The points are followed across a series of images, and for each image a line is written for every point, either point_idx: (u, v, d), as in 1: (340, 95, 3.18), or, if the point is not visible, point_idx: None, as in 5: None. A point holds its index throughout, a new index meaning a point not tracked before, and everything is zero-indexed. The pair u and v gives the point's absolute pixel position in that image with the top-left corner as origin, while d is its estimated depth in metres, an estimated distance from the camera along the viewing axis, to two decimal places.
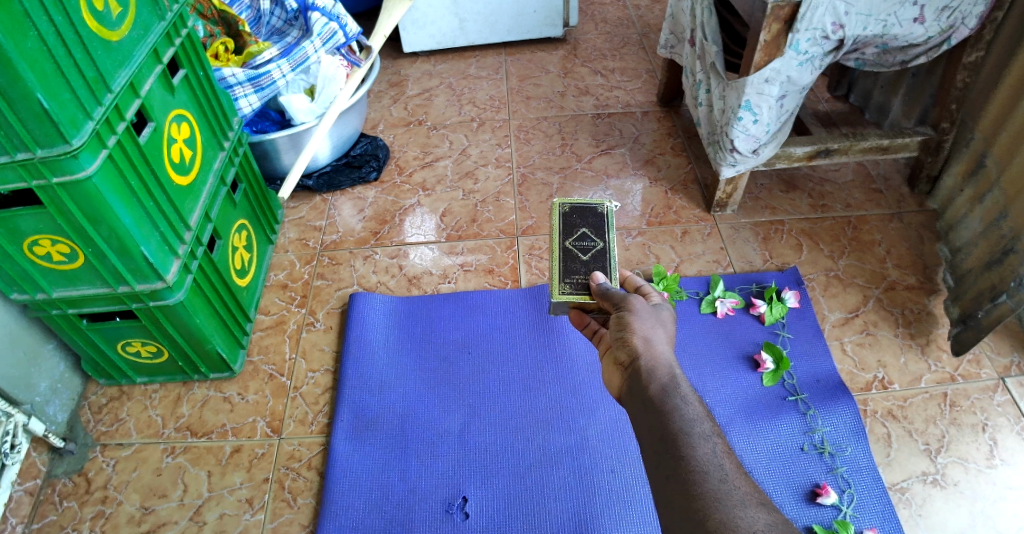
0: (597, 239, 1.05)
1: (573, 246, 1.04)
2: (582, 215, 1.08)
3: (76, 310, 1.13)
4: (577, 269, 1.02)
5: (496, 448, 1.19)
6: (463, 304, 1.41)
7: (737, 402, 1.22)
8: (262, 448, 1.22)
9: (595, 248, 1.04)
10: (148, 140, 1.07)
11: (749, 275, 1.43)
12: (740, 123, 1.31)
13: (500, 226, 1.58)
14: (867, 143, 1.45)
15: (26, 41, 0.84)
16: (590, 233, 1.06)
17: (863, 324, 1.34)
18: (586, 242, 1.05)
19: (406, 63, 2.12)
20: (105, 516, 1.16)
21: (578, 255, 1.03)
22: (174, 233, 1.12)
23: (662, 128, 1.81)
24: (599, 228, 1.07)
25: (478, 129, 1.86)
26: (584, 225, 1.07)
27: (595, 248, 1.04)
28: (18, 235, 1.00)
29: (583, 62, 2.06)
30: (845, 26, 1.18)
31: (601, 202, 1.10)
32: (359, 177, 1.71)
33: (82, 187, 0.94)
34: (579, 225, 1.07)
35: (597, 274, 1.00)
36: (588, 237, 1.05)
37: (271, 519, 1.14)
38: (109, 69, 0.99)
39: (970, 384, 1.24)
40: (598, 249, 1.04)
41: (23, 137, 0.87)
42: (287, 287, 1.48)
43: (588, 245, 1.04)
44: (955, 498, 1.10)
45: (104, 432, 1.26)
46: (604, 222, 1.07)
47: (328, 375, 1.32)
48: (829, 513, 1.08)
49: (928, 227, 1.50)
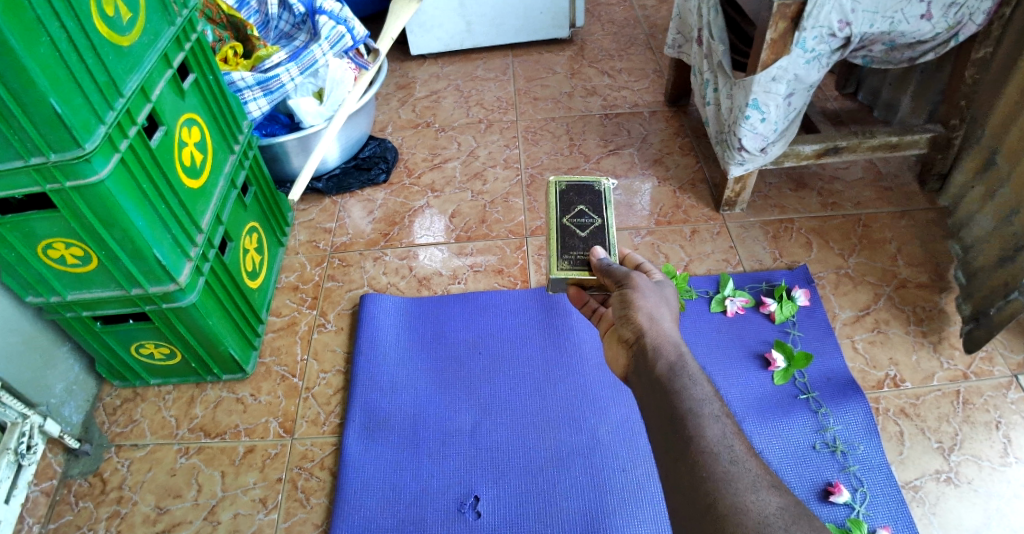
0: (594, 217, 1.06)
1: (571, 223, 1.05)
2: (580, 193, 1.09)
3: (91, 313, 1.14)
4: (575, 245, 1.02)
5: (506, 447, 1.19)
6: (472, 304, 1.42)
7: (748, 401, 1.22)
8: (275, 448, 1.23)
9: (594, 225, 1.05)
10: (159, 144, 1.08)
11: (759, 274, 1.43)
12: (748, 121, 1.31)
13: (509, 226, 1.59)
14: (876, 140, 1.44)
15: (40, 48, 0.85)
16: (588, 210, 1.07)
17: (874, 321, 1.34)
18: (585, 219, 1.05)
19: (414, 66, 2.14)
20: (120, 515, 1.17)
21: (577, 232, 1.04)
22: (186, 236, 1.13)
23: (671, 127, 1.81)
24: (597, 204, 1.08)
25: (487, 130, 1.86)
26: (582, 202, 1.08)
27: (594, 225, 1.05)
28: (32, 239, 1.01)
29: (591, 63, 2.06)
30: (852, 24, 1.18)
31: (597, 180, 1.11)
32: (369, 180, 1.72)
33: (95, 191, 0.95)
34: (577, 202, 1.08)
35: (597, 249, 1.00)
36: (586, 214, 1.06)
37: (284, 519, 1.15)
38: (121, 75, 1.00)
39: (982, 381, 1.23)
40: (596, 226, 1.05)
41: (37, 141, 0.89)
42: (299, 289, 1.49)
43: (586, 222, 1.05)
44: (968, 496, 1.10)
45: (119, 432, 1.27)
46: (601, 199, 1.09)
47: (339, 376, 1.33)
48: (843, 511, 1.08)
49: (940, 223, 1.50)
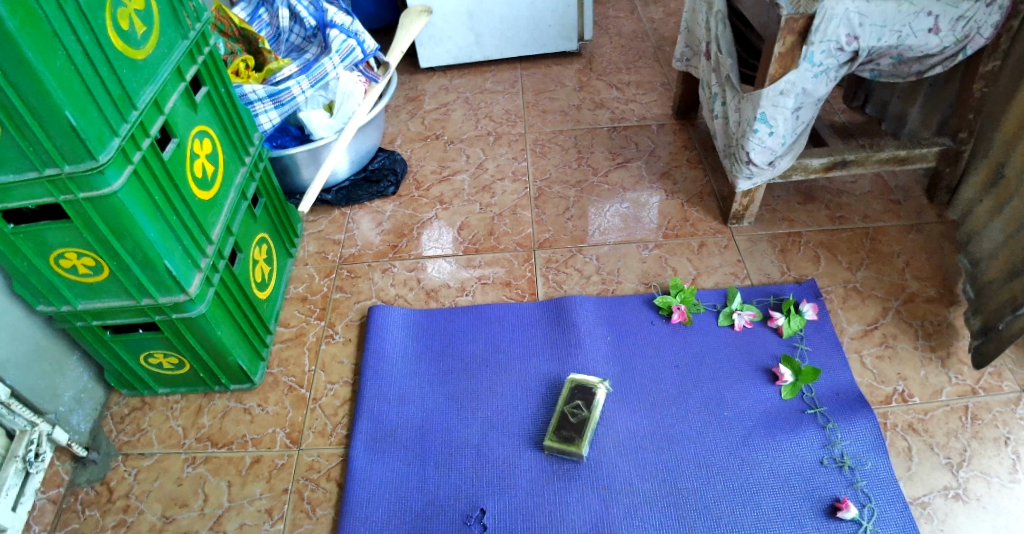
0: (585, 406, 1.21)
1: (567, 410, 1.21)
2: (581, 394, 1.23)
3: (101, 322, 1.15)
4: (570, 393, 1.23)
5: (513, 459, 1.19)
6: (480, 316, 1.42)
7: (756, 415, 1.22)
8: (282, 458, 1.24)
9: (582, 408, 1.20)
10: (172, 156, 1.09)
11: (766, 288, 1.43)
12: (756, 135, 1.32)
13: (517, 239, 1.60)
14: (884, 154, 1.44)
15: (56, 60, 0.87)
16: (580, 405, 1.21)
17: (882, 336, 1.33)
18: (577, 410, 1.20)
19: (424, 78, 2.15)
20: (127, 525, 1.17)
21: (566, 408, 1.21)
22: (197, 247, 1.14)
23: (679, 140, 1.81)
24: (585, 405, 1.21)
25: (495, 142, 1.87)
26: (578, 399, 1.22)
27: (581, 406, 1.20)
28: (45, 248, 1.02)
29: (599, 76, 2.07)
30: (860, 37, 1.18)
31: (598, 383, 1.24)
32: (378, 192, 1.73)
33: (108, 202, 0.96)
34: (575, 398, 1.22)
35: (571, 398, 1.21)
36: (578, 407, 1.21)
37: (290, 530, 1.15)
38: (135, 88, 1.01)
39: (991, 397, 1.23)
40: (581, 404, 1.20)
41: (52, 153, 0.90)
42: (307, 300, 1.50)
43: (577, 410, 1.20)
44: (977, 513, 1.09)
45: (126, 441, 1.28)
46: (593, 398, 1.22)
47: (347, 387, 1.33)
48: (850, 527, 1.07)
49: (949, 237, 1.49)
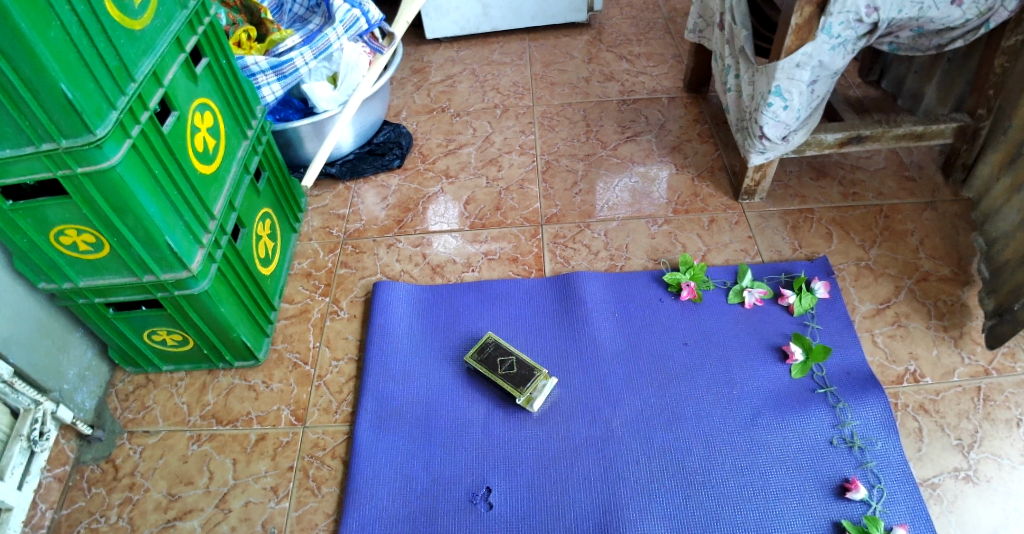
0: (503, 371, 1.22)
1: (514, 364, 1.23)
2: (524, 373, 1.21)
3: (103, 299, 1.14)
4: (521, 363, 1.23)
5: (520, 438, 1.18)
6: (486, 293, 1.40)
7: (764, 395, 1.20)
8: (287, 436, 1.23)
9: (504, 367, 1.22)
10: (172, 129, 1.06)
11: (778, 265, 1.40)
12: (770, 109, 1.28)
13: (524, 214, 1.57)
14: (900, 130, 1.41)
15: (50, 31, 0.83)
16: (506, 368, 1.22)
17: (895, 315, 1.31)
18: (505, 366, 1.22)
19: (430, 50, 2.11)
20: (132, 502, 1.17)
21: (511, 363, 1.23)
22: (198, 222, 1.12)
23: (690, 114, 1.77)
24: (512, 377, 1.20)
25: (502, 115, 1.84)
26: (518, 368, 1.22)
27: (503, 367, 1.22)
28: (45, 225, 1.00)
29: (608, 47, 2.02)
30: (880, 9, 1.14)
31: (531, 395, 1.19)
32: (382, 165, 1.70)
33: (107, 177, 0.94)
34: (518, 366, 1.22)
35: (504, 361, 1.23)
36: (507, 366, 1.22)
37: (295, 507, 1.14)
38: (133, 59, 0.98)
39: (1004, 378, 1.21)
40: (504, 367, 1.22)
41: (48, 127, 0.87)
42: (311, 276, 1.48)
43: (505, 366, 1.22)
44: (987, 495, 1.08)
45: (131, 418, 1.27)
46: (513, 384, 1.20)
47: (352, 364, 1.32)
48: (858, 508, 1.06)
49: (964, 216, 1.46)
